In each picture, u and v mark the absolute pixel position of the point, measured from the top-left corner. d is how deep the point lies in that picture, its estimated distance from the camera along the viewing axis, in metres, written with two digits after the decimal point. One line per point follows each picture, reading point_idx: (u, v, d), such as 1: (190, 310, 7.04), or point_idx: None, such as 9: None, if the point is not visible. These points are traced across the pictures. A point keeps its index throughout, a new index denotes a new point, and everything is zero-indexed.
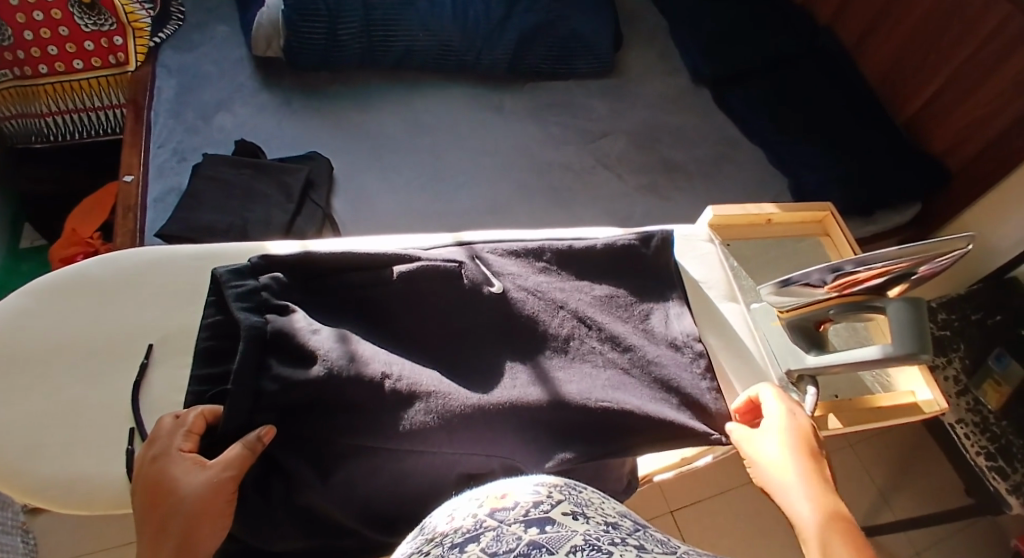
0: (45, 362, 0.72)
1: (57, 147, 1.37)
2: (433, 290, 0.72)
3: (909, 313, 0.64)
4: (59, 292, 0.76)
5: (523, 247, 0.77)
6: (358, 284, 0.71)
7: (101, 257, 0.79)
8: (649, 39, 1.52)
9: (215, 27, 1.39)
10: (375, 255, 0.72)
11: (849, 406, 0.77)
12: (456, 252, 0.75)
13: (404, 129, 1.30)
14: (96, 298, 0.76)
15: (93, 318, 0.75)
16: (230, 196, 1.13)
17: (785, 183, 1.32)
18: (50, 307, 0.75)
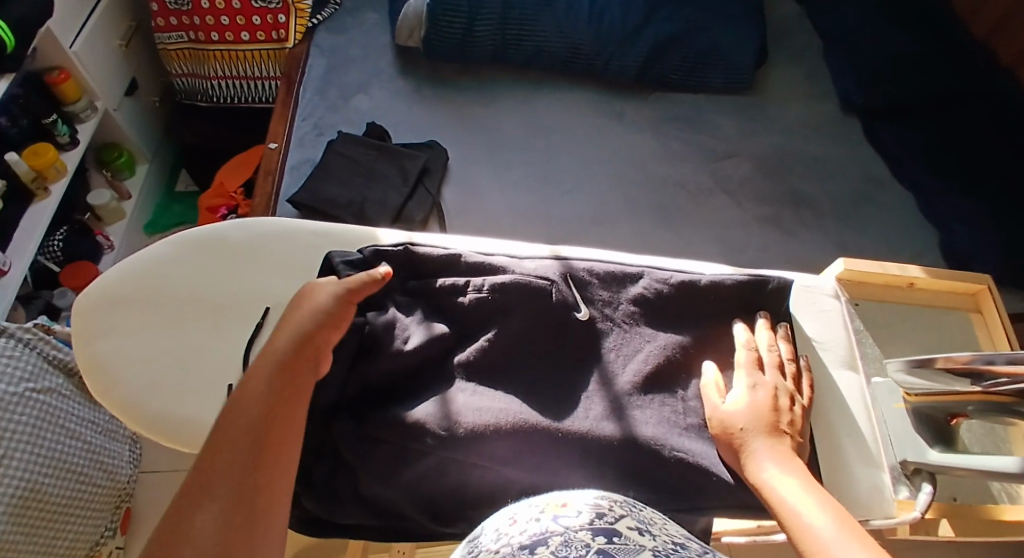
0: (170, 309, 0.72)
1: (217, 108, 1.48)
2: (522, 304, 0.68)
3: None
4: (194, 246, 0.76)
5: (619, 270, 0.73)
6: (447, 288, 0.69)
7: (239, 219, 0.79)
8: (798, 60, 1.41)
9: (366, 12, 1.45)
10: (474, 264, 0.71)
11: (965, 512, 0.66)
12: (550, 268, 0.72)
13: (525, 127, 1.29)
14: (225, 256, 0.76)
15: (221, 274, 0.75)
16: (355, 172, 1.17)
17: (933, 239, 1.17)
18: (187, 258, 0.76)
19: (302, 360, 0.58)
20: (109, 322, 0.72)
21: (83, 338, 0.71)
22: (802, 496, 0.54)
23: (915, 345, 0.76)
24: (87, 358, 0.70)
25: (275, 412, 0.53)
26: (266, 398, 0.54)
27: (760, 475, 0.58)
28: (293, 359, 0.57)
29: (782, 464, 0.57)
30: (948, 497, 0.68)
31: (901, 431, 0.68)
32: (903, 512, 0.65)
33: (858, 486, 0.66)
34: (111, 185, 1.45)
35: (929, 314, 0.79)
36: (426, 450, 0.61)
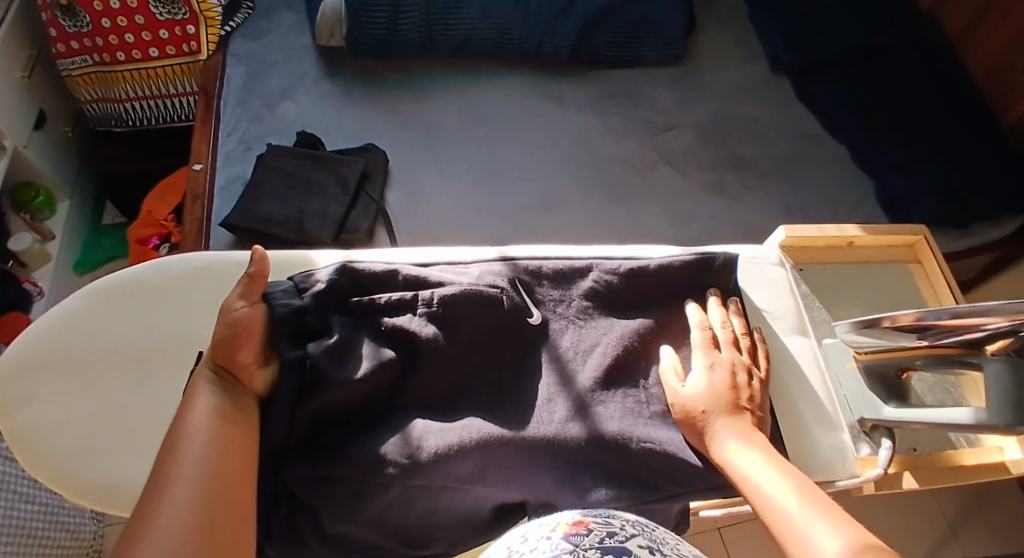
0: (99, 363, 0.69)
1: (135, 131, 1.41)
2: (473, 315, 0.66)
3: (1009, 378, 0.56)
4: (116, 293, 0.73)
5: (567, 266, 0.72)
6: (392, 306, 0.65)
7: (156, 260, 0.75)
8: (726, 22, 1.41)
9: (283, 15, 1.39)
10: (414, 278, 0.68)
11: (927, 462, 0.69)
12: (498, 274, 0.70)
13: (461, 119, 1.26)
14: (153, 300, 0.73)
15: (148, 320, 0.72)
16: (290, 185, 1.14)
17: (870, 188, 1.21)
18: (105, 308, 0.72)
19: (229, 402, 0.56)
20: (32, 386, 0.68)
21: (4, 406, 0.67)
22: (763, 467, 0.56)
23: (861, 302, 0.78)
24: (12, 427, 0.66)
25: (218, 450, 0.52)
26: (206, 438, 0.52)
27: (723, 453, 0.59)
28: (219, 401, 0.55)
29: (741, 439, 0.59)
30: (910, 449, 0.71)
31: (856, 390, 0.69)
32: (866, 469, 0.67)
33: (820, 451, 0.68)
34: (31, 228, 1.37)
35: (871, 271, 0.81)
36: (388, 482, 0.59)
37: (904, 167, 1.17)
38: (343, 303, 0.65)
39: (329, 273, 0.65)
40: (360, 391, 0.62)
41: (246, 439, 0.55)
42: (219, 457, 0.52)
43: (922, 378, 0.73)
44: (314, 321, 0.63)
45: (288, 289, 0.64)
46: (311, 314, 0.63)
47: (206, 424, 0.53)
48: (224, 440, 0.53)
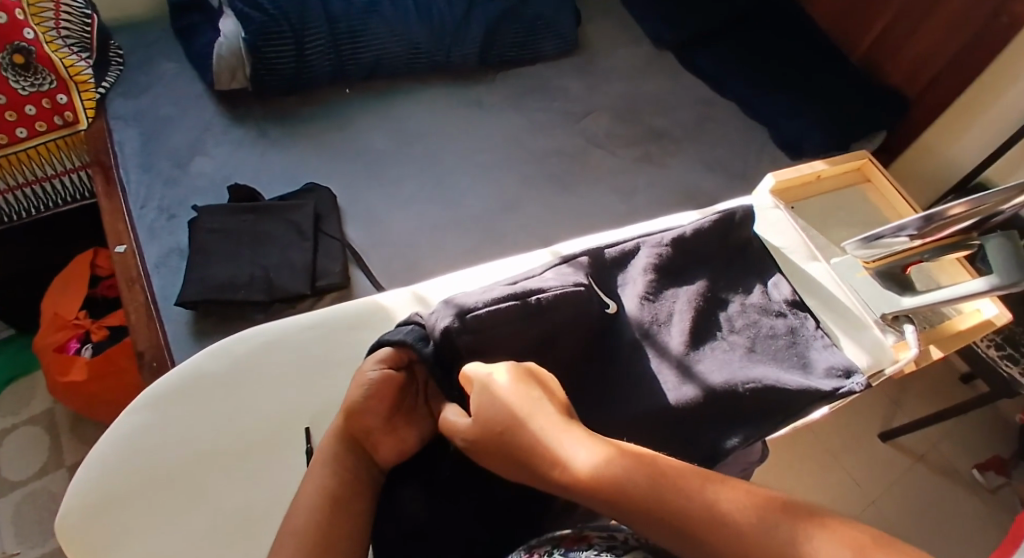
0: (202, 466, 0.69)
1: (14, 226, 1.24)
2: (569, 314, 0.71)
3: (1011, 247, 0.75)
4: (186, 394, 0.73)
5: (622, 251, 0.82)
6: (497, 319, 0.68)
7: (206, 350, 0.76)
8: (603, 15, 1.58)
9: (161, 64, 1.29)
10: (513, 295, 0.70)
11: (937, 333, 0.85)
12: (573, 272, 0.75)
13: (396, 141, 1.29)
14: (219, 395, 0.73)
15: (224, 415, 0.72)
16: (237, 243, 1.05)
17: (765, 136, 1.41)
18: (175, 416, 0.71)
19: (346, 473, 0.63)
20: (138, 513, 0.66)
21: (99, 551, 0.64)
22: None
23: (840, 225, 0.94)
24: None
25: (320, 535, 0.57)
26: (314, 515, 0.59)
27: None
28: (333, 479, 0.62)
29: None
30: (926, 325, 0.87)
31: (871, 293, 0.84)
32: (901, 352, 0.81)
33: (864, 349, 0.81)
34: None
35: (837, 198, 0.98)
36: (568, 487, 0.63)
37: (784, 111, 1.38)
38: (461, 317, 0.67)
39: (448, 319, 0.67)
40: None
41: (354, 513, 0.61)
42: (319, 541, 0.57)
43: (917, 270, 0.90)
44: (453, 353, 0.68)
45: (422, 331, 0.69)
46: (447, 349, 0.67)
47: (316, 499, 0.60)
48: (330, 518, 0.59)
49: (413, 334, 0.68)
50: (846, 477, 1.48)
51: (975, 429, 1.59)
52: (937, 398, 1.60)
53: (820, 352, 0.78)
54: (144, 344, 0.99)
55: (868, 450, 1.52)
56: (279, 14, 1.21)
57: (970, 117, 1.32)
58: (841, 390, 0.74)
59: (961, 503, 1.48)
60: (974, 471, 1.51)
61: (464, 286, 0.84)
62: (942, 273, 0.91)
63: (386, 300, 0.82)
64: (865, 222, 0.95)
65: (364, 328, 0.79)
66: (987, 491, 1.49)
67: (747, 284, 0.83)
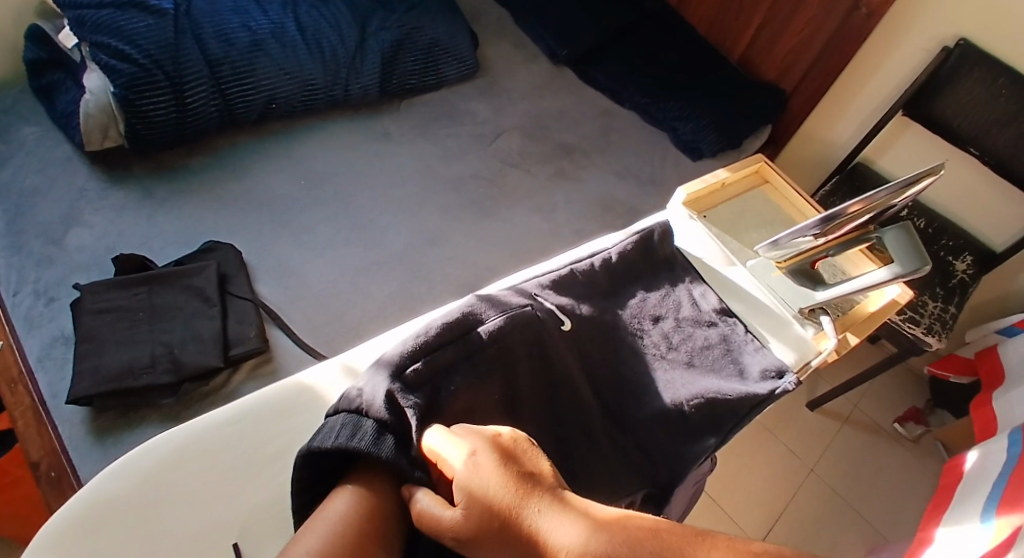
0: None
1: None
2: (521, 338, 0.70)
3: (906, 238, 0.78)
4: (92, 529, 0.65)
5: (561, 275, 0.78)
6: (450, 356, 0.66)
7: (115, 467, 0.69)
8: (497, 32, 1.58)
9: (20, 129, 1.17)
10: (455, 323, 0.68)
11: (855, 319, 0.89)
12: (517, 296, 0.74)
13: (301, 185, 1.23)
14: (135, 517, 0.66)
15: (143, 539, 0.65)
16: (132, 323, 0.96)
17: (665, 139, 1.45)
18: (86, 550, 0.64)
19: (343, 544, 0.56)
20: None
21: None
22: None
23: (750, 228, 0.96)
24: None
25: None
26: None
27: None
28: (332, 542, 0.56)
29: None
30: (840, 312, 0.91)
31: (785, 290, 0.86)
32: (822, 342, 0.84)
33: (792, 346, 0.82)
34: None
35: (743, 201, 1.00)
36: None
37: (680, 113, 1.43)
38: (399, 378, 0.64)
39: (391, 385, 0.63)
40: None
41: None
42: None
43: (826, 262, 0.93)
44: (399, 427, 0.61)
45: (353, 421, 0.60)
46: (390, 420, 0.61)
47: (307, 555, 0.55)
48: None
49: (338, 435, 0.60)
50: (787, 451, 1.52)
51: (893, 388, 1.68)
52: (858, 361, 1.69)
53: (753, 355, 0.79)
54: (38, 453, 0.90)
55: (801, 423, 1.57)
56: (149, 63, 1.11)
57: (848, 98, 1.43)
58: (778, 391, 0.76)
59: (891, 458, 1.55)
60: (896, 424, 1.59)
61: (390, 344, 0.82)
62: (849, 262, 0.94)
63: (311, 378, 0.77)
64: (771, 222, 0.98)
65: (291, 412, 0.75)
66: (909, 442, 1.58)
67: (675, 297, 0.82)
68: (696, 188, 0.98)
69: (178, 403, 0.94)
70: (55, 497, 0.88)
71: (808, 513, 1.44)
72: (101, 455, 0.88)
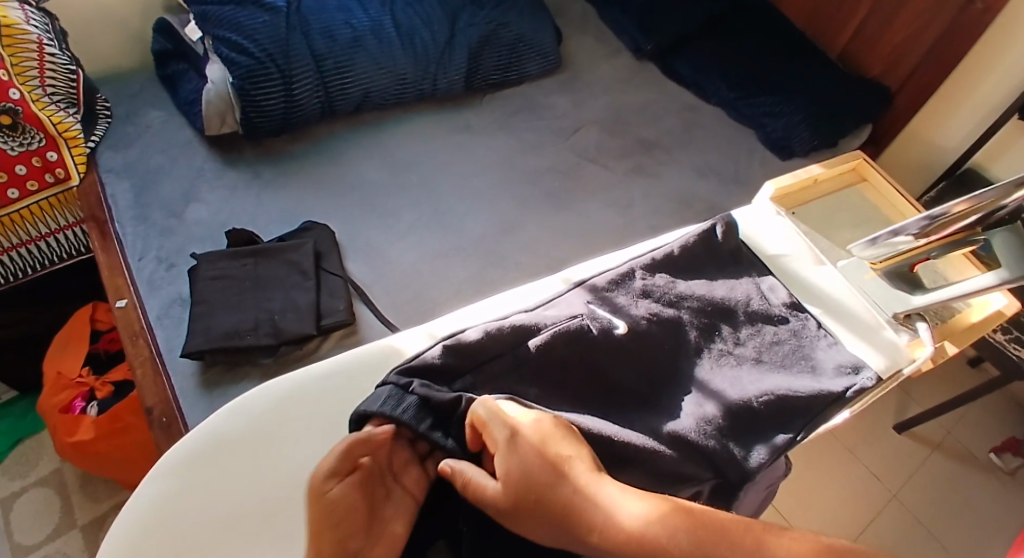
0: (233, 536, 0.68)
1: (20, 286, 1.26)
2: (570, 354, 0.71)
3: (1016, 242, 0.75)
4: (207, 459, 0.73)
5: (618, 274, 0.79)
6: (495, 370, 0.70)
7: (226, 408, 0.76)
8: (583, 29, 1.62)
9: (147, 112, 1.30)
10: (507, 334, 0.71)
11: (958, 326, 0.84)
12: (572, 301, 0.76)
13: (390, 172, 1.31)
14: (242, 453, 0.73)
15: (251, 472, 0.72)
16: (240, 289, 1.06)
17: (753, 136, 1.44)
18: (202, 476, 0.72)
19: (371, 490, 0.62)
20: None
21: None
22: None
23: (842, 226, 0.94)
24: None
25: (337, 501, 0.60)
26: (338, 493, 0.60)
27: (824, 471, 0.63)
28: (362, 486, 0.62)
29: None
30: (939, 320, 0.85)
31: (880, 293, 0.84)
32: (917, 349, 0.80)
33: (880, 351, 0.79)
34: None
35: (836, 199, 0.98)
36: None
37: (765, 113, 1.42)
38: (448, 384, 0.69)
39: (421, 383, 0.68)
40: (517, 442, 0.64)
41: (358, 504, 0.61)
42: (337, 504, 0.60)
43: (926, 265, 0.90)
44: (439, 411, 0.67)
45: (396, 394, 0.67)
46: (433, 400, 0.66)
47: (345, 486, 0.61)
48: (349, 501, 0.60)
49: (386, 403, 0.66)
50: (865, 472, 1.41)
51: (988, 413, 1.53)
52: (954, 380, 1.55)
53: (826, 351, 0.78)
54: (152, 400, 0.99)
55: (884, 443, 1.46)
56: (264, 56, 1.21)
57: (956, 101, 1.32)
58: (853, 388, 0.74)
59: (983, 490, 1.41)
60: (991, 454, 1.44)
61: (473, 318, 0.83)
62: (951, 268, 0.90)
63: (401, 343, 0.82)
64: (865, 220, 0.96)
65: (378, 372, 0.80)
66: (1005, 475, 1.43)
67: (744, 290, 0.81)
68: (785, 183, 0.97)
69: (275, 363, 1.03)
70: (165, 439, 0.97)
71: (892, 534, 1.33)
72: (207, 407, 0.97)
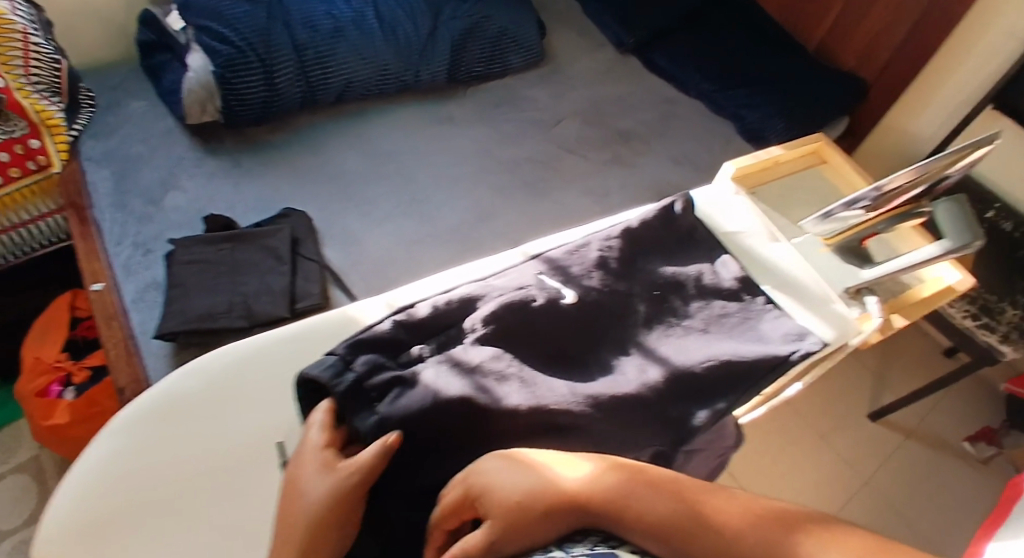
0: (176, 499, 0.69)
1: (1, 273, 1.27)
2: (516, 326, 0.69)
3: (957, 212, 0.79)
4: (163, 418, 0.74)
5: (571, 246, 0.79)
6: (447, 340, 0.68)
7: (183, 370, 0.77)
8: (566, 22, 1.63)
9: (130, 102, 1.31)
10: (454, 305, 0.70)
11: (907, 302, 0.85)
12: (528, 267, 0.76)
13: (369, 161, 1.32)
14: (197, 414, 0.75)
15: (205, 432, 0.74)
16: (216, 273, 1.07)
17: (730, 128, 1.45)
18: (157, 435, 0.73)
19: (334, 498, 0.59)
20: (120, 533, 0.67)
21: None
22: None
23: (799, 205, 0.95)
24: None
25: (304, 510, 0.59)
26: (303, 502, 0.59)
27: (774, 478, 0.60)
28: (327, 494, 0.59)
29: None
30: (889, 296, 0.86)
31: (829, 269, 0.84)
32: (866, 323, 0.80)
33: (832, 322, 0.78)
34: None
35: (796, 180, 0.99)
36: None
37: (743, 105, 1.43)
38: (394, 358, 0.65)
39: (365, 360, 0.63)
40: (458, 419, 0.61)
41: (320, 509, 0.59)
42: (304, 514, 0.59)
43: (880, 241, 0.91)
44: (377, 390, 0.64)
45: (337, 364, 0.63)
46: (371, 373, 0.63)
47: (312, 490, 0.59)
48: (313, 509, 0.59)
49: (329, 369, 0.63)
50: (841, 460, 1.42)
51: (962, 402, 1.53)
52: (933, 371, 1.56)
53: (772, 322, 0.77)
54: (125, 380, 1.00)
55: (861, 432, 1.46)
56: (244, 45, 1.23)
57: (933, 89, 1.33)
58: (798, 354, 0.73)
59: (953, 479, 1.42)
60: (966, 443, 1.45)
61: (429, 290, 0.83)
62: (902, 240, 0.92)
63: (358, 311, 0.83)
64: (823, 200, 0.97)
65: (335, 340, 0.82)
66: (981, 464, 1.45)
67: (693, 266, 0.81)
68: (745, 163, 0.97)
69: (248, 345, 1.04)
70: None
71: (867, 518, 1.34)
72: None
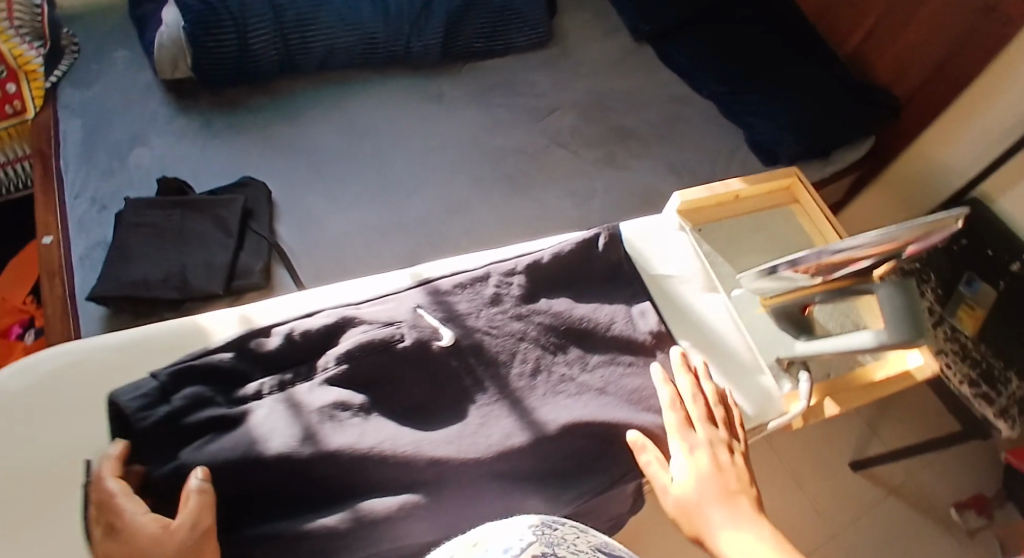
0: None
1: None
2: (371, 364, 0.69)
3: (902, 300, 0.69)
4: None
5: (471, 277, 0.79)
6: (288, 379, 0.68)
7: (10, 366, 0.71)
8: (583, 3, 1.52)
9: (114, 52, 1.30)
10: (313, 336, 0.71)
11: (848, 385, 0.82)
12: (414, 296, 0.76)
13: (344, 136, 1.27)
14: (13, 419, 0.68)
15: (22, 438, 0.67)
16: (162, 241, 1.05)
17: (740, 136, 1.32)
18: None
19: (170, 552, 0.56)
20: None
21: None
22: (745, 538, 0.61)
23: (750, 250, 0.92)
24: None
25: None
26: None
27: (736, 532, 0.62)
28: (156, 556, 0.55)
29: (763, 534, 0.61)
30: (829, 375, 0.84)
31: (763, 334, 0.83)
32: (791, 403, 0.79)
33: (750, 398, 0.79)
34: None
35: (756, 218, 0.95)
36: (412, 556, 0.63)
37: (757, 112, 1.30)
38: (226, 395, 0.66)
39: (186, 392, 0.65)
40: (275, 468, 0.61)
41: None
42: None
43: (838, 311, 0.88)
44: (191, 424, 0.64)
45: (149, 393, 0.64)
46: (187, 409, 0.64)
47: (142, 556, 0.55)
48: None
49: (139, 399, 0.64)
50: (814, 509, 1.31)
51: (962, 464, 1.40)
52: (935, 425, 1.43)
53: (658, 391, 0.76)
54: (56, 340, 1.00)
55: (842, 481, 1.35)
56: (218, 3, 1.19)
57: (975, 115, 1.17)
58: None
59: (931, 548, 1.30)
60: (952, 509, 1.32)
61: (297, 307, 0.81)
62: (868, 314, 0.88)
63: (208, 321, 0.78)
64: (780, 245, 0.94)
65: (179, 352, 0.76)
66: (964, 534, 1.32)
67: (573, 321, 0.78)
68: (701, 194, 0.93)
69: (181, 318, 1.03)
70: None
71: None
72: None
